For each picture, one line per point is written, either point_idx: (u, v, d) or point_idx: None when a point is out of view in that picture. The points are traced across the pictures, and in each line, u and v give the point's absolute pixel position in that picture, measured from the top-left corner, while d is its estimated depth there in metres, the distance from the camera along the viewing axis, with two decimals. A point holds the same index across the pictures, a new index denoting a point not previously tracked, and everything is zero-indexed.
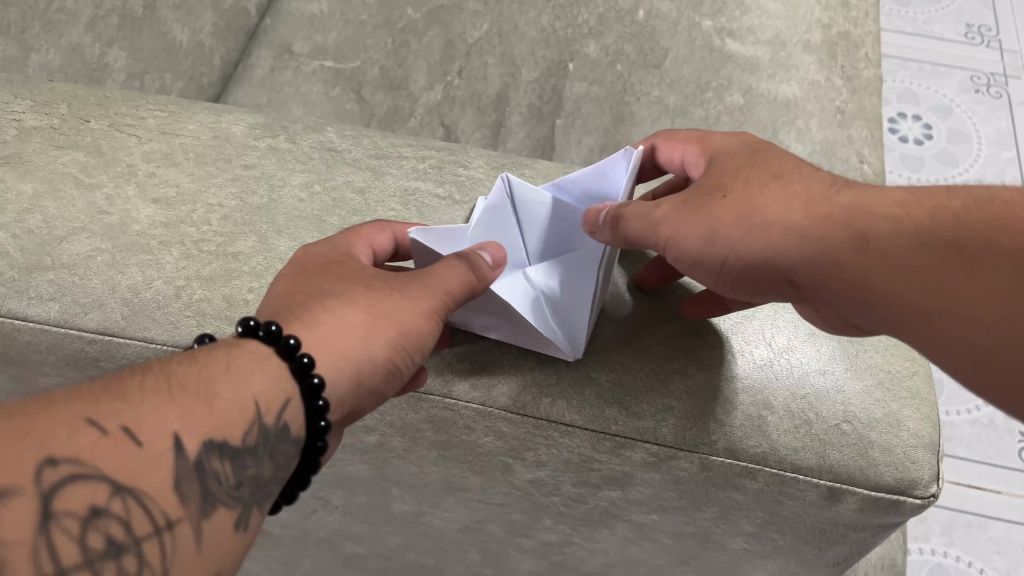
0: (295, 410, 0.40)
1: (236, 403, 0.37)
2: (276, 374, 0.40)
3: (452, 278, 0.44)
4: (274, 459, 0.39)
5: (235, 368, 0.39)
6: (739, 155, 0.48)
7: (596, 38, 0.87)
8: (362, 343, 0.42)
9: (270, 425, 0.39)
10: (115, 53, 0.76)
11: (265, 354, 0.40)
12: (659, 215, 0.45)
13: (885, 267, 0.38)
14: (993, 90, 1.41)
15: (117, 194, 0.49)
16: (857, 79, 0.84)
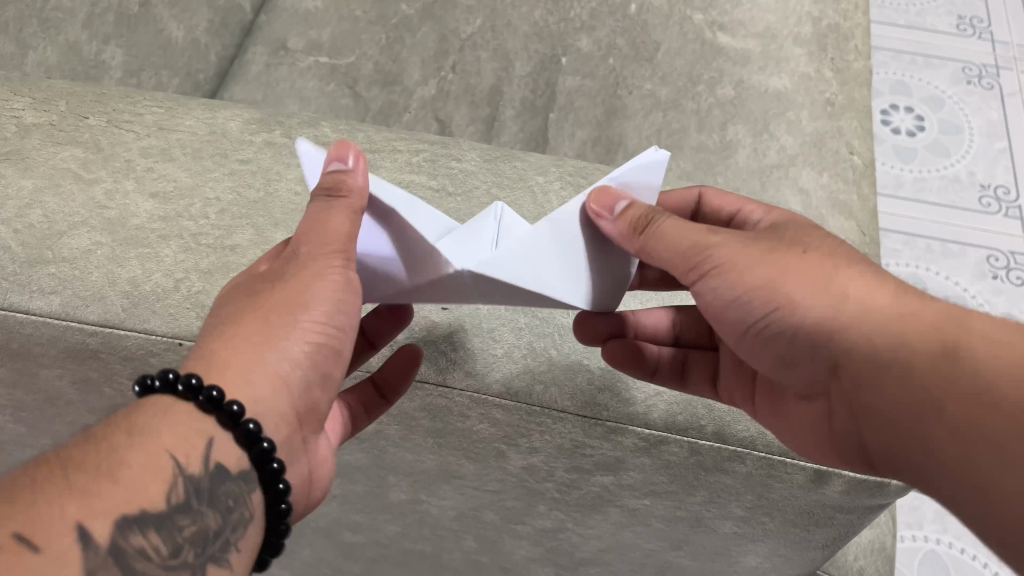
0: (223, 446, 0.39)
1: (147, 467, 0.36)
2: (186, 423, 0.39)
3: (339, 225, 0.43)
4: (221, 504, 0.38)
5: (141, 431, 0.37)
6: (828, 232, 0.47)
7: (588, 32, 0.88)
8: (272, 349, 0.41)
9: (198, 476, 0.38)
10: (111, 50, 0.75)
11: (170, 409, 0.39)
12: (714, 250, 0.45)
13: (925, 364, 0.37)
14: (985, 81, 1.42)
15: (116, 188, 0.49)
16: (847, 70, 0.86)
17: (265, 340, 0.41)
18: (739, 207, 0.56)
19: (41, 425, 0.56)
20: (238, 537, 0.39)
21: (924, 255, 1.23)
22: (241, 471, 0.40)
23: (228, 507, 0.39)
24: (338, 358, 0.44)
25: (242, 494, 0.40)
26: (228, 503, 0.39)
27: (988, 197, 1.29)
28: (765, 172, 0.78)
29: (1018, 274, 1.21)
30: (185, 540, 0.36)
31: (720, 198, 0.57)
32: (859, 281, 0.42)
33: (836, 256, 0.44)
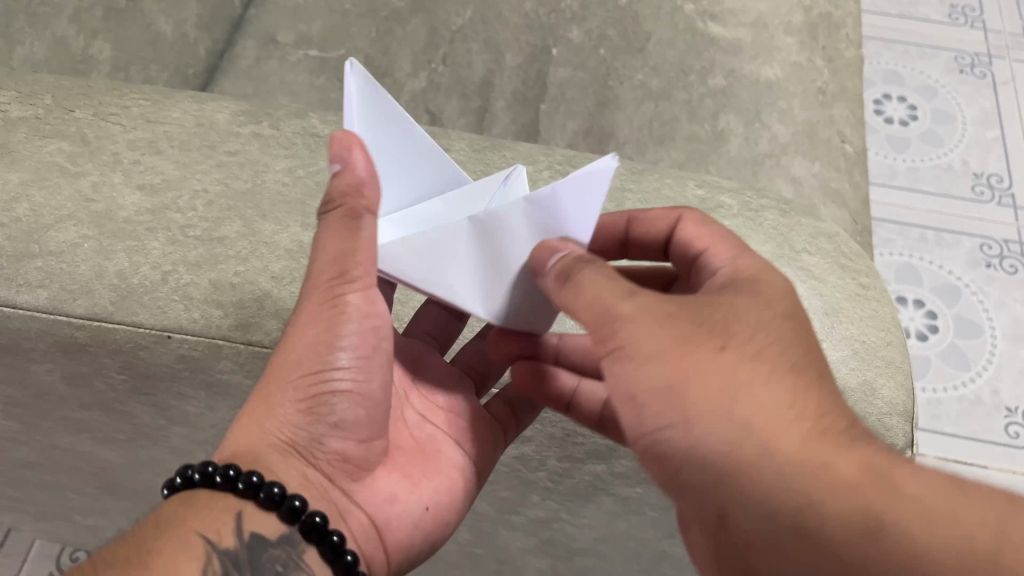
0: (254, 516, 0.42)
1: (177, 552, 0.39)
2: (214, 507, 0.42)
3: (332, 247, 0.43)
4: (267, 571, 0.41)
5: (169, 524, 0.40)
6: (752, 301, 0.41)
7: (579, 23, 0.87)
8: (279, 414, 0.45)
9: (233, 549, 0.40)
10: (99, 45, 0.74)
11: (195, 501, 0.42)
12: (626, 324, 0.40)
13: (839, 520, 0.33)
14: (978, 70, 1.42)
15: (103, 181, 0.49)
16: (838, 58, 0.86)
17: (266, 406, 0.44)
18: (704, 247, 0.48)
19: (34, 421, 0.56)
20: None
21: (918, 244, 1.23)
22: (280, 533, 0.43)
23: (276, 571, 0.41)
24: (357, 401, 0.46)
25: (289, 558, 0.42)
26: (275, 568, 0.41)
27: (982, 185, 1.29)
28: (757, 161, 0.78)
29: (1011, 262, 1.21)
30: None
31: (692, 232, 0.48)
32: (771, 394, 0.37)
33: (759, 358, 0.38)
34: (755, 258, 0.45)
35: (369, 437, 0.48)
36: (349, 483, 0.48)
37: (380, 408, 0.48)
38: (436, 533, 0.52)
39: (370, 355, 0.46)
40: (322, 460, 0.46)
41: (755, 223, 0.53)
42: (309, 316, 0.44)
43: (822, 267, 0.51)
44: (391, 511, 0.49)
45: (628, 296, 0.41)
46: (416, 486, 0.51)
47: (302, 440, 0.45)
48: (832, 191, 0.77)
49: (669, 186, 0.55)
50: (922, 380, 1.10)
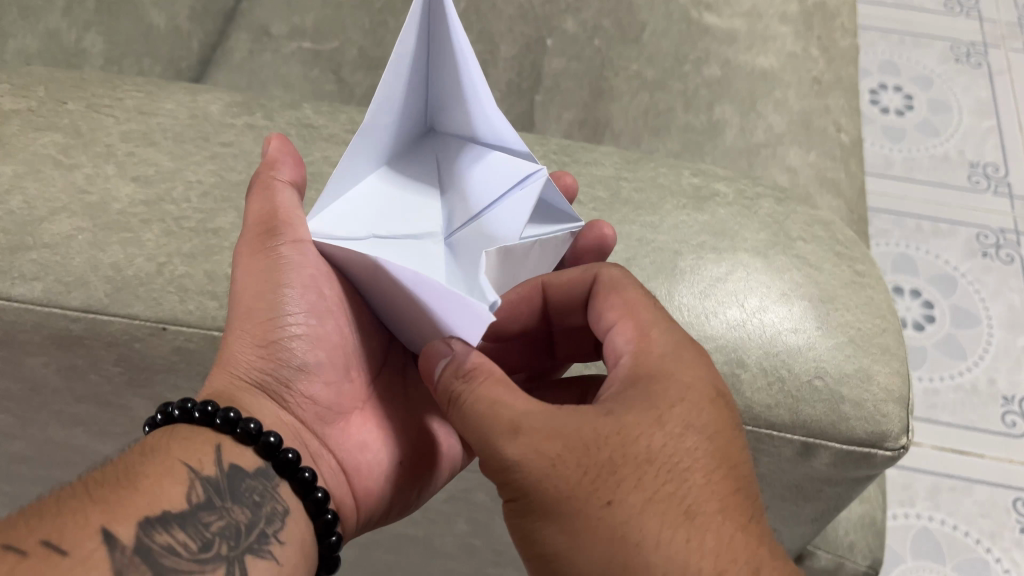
0: (232, 449, 0.43)
1: (162, 476, 0.40)
2: (195, 438, 0.43)
3: (260, 204, 0.46)
4: (246, 499, 0.42)
5: (155, 449, 0.41)
6: (647, 420, 0.41)
7: (574, 14, 0.87)
8: (241, 357, 0.46)
9: (214, 477, 0.41)
10: (92, 38, 0.73)
11: (177, 430, 0.43)
12: (518, 467, 0.39)
13: None
14: (974, 60, 1.42)
15: (97, 173, 0.49)
16: (834, 48, 0.86)
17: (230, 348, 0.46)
18: (613, 321, 0.46)
19: (29, 415, 0.56)
20: (274, 527, 0.42)
21: (914, 234, 1.23)
22: (257, 467, 0.44)
23: (254, 501, 0.42)
24: (315, 345, 0.48)
25: (265, 489, 0.43)
26: (254, 498, 0.42)
27: (978, 175, 1.29)
28: (752, 151, 0.78)
29: (1007, 252, 1.21)
30: (214, 535, 0.39)
31: (604, 303, 0.46)
32: (669, 545, 0.38)
33: (656, 501, 0.38)
34: (666, 336, 0.44)
35: (333, 380, 0.50)
36: (320, 427, 0.50)
37: (340, 351, 0.49)
38: (410, 484, 0.53)
39: (319, 299, 0.48)
40: (290, 402, 0.48)
41: (750, 212, 0.53)
42: (259, 268, 0.45)
43: (817, 254, 0.51)
44: (364, 458, 0.51)
45: (518, 432, 0.40)
46: (389, 436, 0.53)
47: (266, 380, 0.47)
48: (828, 180, 0.77)
49: (664, 175, 0.55)
50: (918, 369, 1.10)
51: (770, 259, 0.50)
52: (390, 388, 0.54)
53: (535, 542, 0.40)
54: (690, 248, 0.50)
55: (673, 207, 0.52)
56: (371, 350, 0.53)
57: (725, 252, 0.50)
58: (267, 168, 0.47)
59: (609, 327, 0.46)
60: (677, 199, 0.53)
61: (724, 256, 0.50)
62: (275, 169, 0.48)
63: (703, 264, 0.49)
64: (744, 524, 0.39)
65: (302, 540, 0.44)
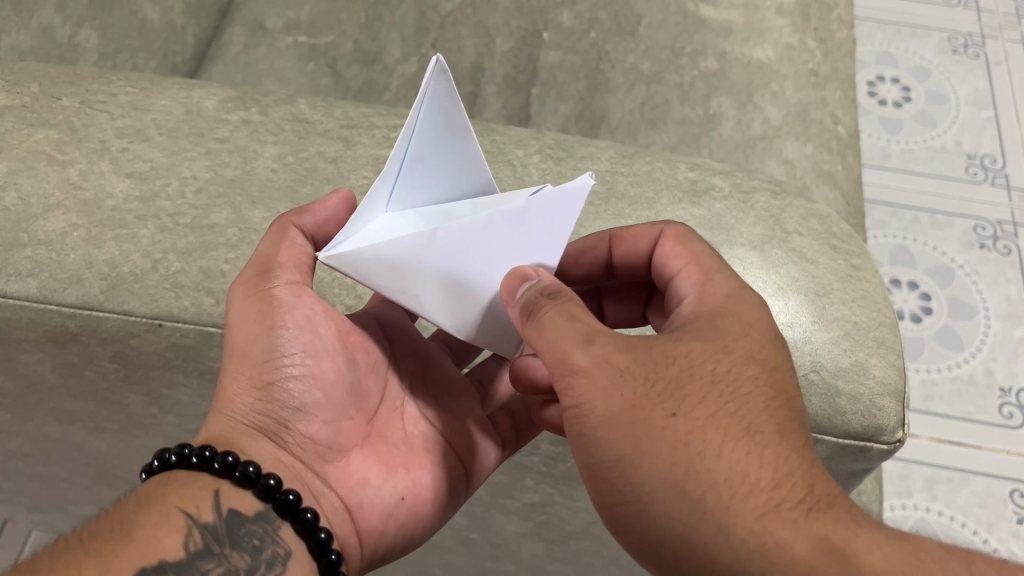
0: (230, 494, 0.43)
1: (158, 525, 0.40)
2: (193, 485, 0.42)
3: (271, 251, 0.46)
4: (245, 544, 0.42)
5: (153, 496, 0.41)
6: (710, 350, 0.42)
7: (570, 6, 0.87)
8: (237, 399, 0.46)
9: (212, 523, 0.41)
10: (85, 33, 0.73)
11: (176, 477, 0.43)
12: (583, 376, 0.41)
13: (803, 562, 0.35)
14: (971, 50, 1.42)
15: (91, 169, 0.49)
16: (830, 40, 0.86)
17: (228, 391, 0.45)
18: (678, 268, 0.48)
19: (26, 411, 0.56)
20: (276, 571, 0.42)
21: (911, 226, 1.23)
22: (256, 510, 0.43)
23: (254, 545, 0.42)
24: (312, 384, 0.48)
25: (266, 533, 0.43)
26: (254, 542, 0.42)
27: (976, 166, 1.29)
28: (749, 144, 0.78)
29: (1005, 243, 1.21)
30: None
31: (669, 251, 0.48)
32: (726, 457, 0.38)
33: (714, 419, 0.39)
34: (727, 281, 0.46)
35: (331, 419, 0.49)
36: (322, 466, 0.49)
37: (337, 390, 0.49)
38: (416, 522, 0.52)
39: (316, 339, 0.47)
40: (288, 442, 0.47)
41: (747, 205, 0.53)
42: (259, 315, 0.45)
43: (814, 248, 0.51)
44: (366, 495, 0.50)
45: (589, 342, 0.41)
46: (392, 474, 0.51)
47: (263, 423, 0.46)
48: (825, 172, 0.77)
49: (661, 168, 0.55)
50: (915, 361, 1.11)
51: (766, 253, 0.50)
52: (396, 425, 0.54)
53: (593, 457, 0.41)
54: None
55: (669, 202, 0.53)
56: (373, 390, 0.52)
57: (721, 246, 0.50)
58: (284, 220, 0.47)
59: (672, 276, 0.48)
60: (673, 193, 0.53)
61: (720, 251, 0.50)
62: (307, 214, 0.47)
63: None
64: (801, 448, 0.39)
65: None
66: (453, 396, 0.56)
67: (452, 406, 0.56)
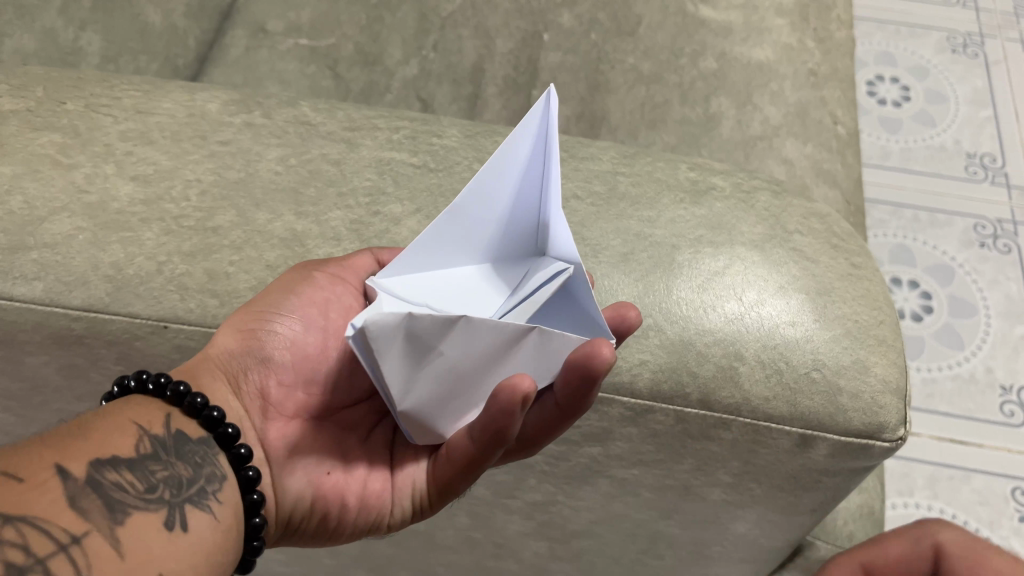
0: (178, 418, 0.45)
1: (113, 430, 0.41)
2: (145, 404, 0.44)
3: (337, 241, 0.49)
4: (190, 458, 0.43)
5: (107, 410, 0.43)
6: None
7: (569, 8, 0.87)
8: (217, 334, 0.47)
9: (163, 435, 0.43)
10: (88, 36, 0.75)
11: (127, 397, 0.44)
12: None
13: None
14: (969, 50, 1.42)
15: (95, 173, 0.49)
16: (829, 40, 0.86)
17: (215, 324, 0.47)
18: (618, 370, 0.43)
19: (30, 413, 0.56)
20: (215, 486, 0.43)
21: (911, 224, 1.24)
22: (200, 435, 0.45)
23: (197, 461, 0.44)
24: (291, 349, 0.49)
25: (209, 453, 0.44)
26: (196, 458, 0.44)
27: (975, 165, 1.29)
28: (749, 143, 0.78)
29: (1004, 242, 1.22)
30: (160, 482, 0.41)
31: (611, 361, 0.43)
32: None
33: None
34: None
35: (294, 388, 0.49)
36: (264, 423, 0.49)
37: (318, 367, 0.50)
38: (336, 505, 0.50)
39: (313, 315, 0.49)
40: (244, 389, 0.48)
41: (747, 204, 0.53)
42: (280, 279, 0.47)
43: (815, 248, 0.51)
44: (294, 459, 0.49)
45: None
46: (335, 455, 0.50)
47: (230, 366, 0.47)
48: (825, 171, 0.77)
49: (661, 169, 0.55)
50: (915, 359, 1.11)
51: (767, 252, 0.50)
52: (368, 424, 0.53)
53: None
54: (688, 242, 0.50)
55: (670, 201, 0.53)
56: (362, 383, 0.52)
57: (722, 246, 0.50)
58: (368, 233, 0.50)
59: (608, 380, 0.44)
60: (673, 193, 0.53)
61: (721, 250, 0.50)
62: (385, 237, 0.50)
63: (699, 259, 0.49)
64: None
65: (238, 507, 0.44)
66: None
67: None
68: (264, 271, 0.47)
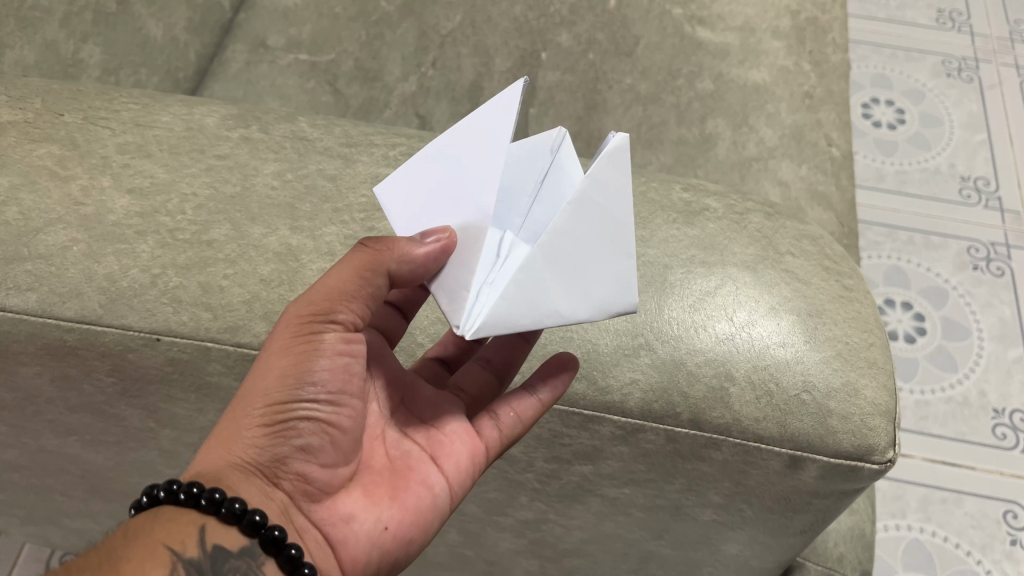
0: (216, 529, 0.43)
1: (144, 559, 0.40)
2: (178, 518, 0.43)
3: (338, 281, 0.44)
4: None
5: (139, 533, 0.42)
6: None
7: (569, 27, 0.88)
8: (243, 435, 0.45)
9: (197, 559, 0.42)
10: (89, 49, 0.74)
11: (158, 509, 0.43)
12: None
13: None
14: (965, 74, 1.43)
15: (92, 184, 0.49)
16: (825, 63, 0.87)
17: (240, 427, 0.45)
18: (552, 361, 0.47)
19: (22, 424, 0.56)
20: None
21: (905, 247, 1.24)
22: (240, 546, 0.43)
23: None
24: (324, 427, 0.47)
25: (250, 568, 0.43)
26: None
27: (969, 188, 1.30)
28: (744, 165, 0.79)
29: (998, 265, 1.22)
30: None
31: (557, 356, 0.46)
32: None
33: None
34: None
35: (331, 460, 0.48)
36: (311, 503, 0.48)
37: (347, 431, 0.48)
38: (401, 549, 0.51)
39: (342, 384, 0.47)
40: (280, 477, 0.47)
41: (740, 226, 0.54)
42: (286, 351, 0.44)
43: (806, 270, 0.51)
44: (350, 530, 0.49)
45: None
46: (382, 505, 0.50)
47: (259, 459, 0.46)
48: (819, 193, 0.79)
49: (655, 189, 0.56)
50: (908, 381, 1.11)
51: (759, 273, 0.50)
52: (382, 445, 0.52)
53: None
54: (680, 262, 0.50)
55: (664, 221, 0.53)
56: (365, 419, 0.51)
57: (714, 266, 0.50)
58: (381, 259, 0.44)
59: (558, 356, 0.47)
60: (667, 214, 0.53)
61: (714, 271, 0.50)
62: (402, 259, 0.43)
63: (692, 278, 0.49)
64: None
65: None
66: (438, 413, 0.55)
67: (439, 422, 0.54)
68: (258, 284, 0.47)
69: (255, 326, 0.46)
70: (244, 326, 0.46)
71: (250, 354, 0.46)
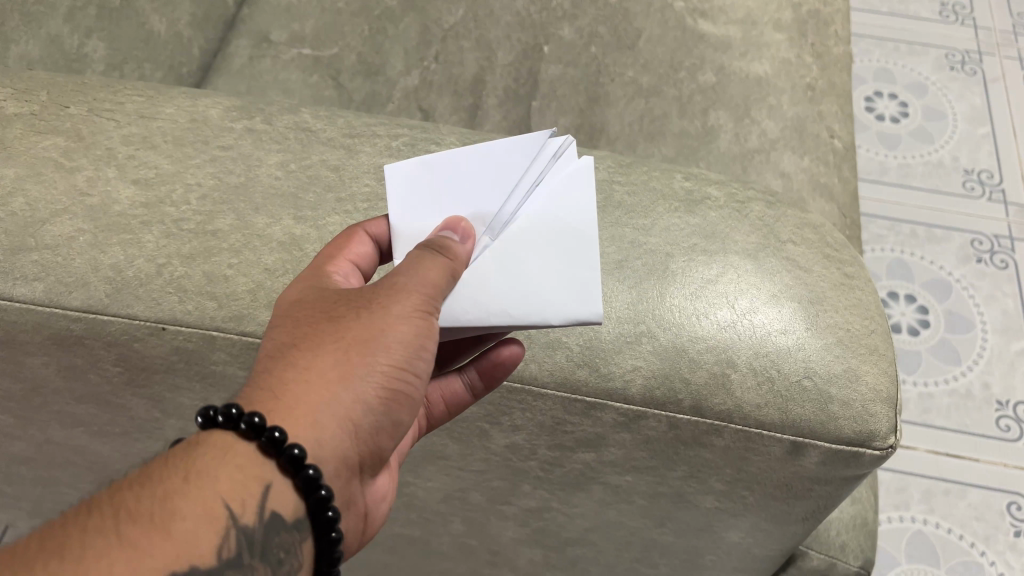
0: (280, 492, 0.41)
1: (200, 519, 0.38)
2: (246, 467, 0.41)
3: (433, 275, 0.45)
4: (271, 557, 0.41)
5: (199, 477, 0.39)
6: None
7: (570, 21, 0.88)
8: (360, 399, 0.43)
9: (251, 527, 0.40)
10: (93, 43, 0.75)
11: (229, 446, 0.41)
12: None
13: None
14: (968, 67, 1.43)
15: (98, 176, 0.49)
16: (827, 55, 0.87)
17: (350, 377, 0.43)
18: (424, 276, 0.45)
19: (29, 415, 0.57)
20: None
21: (908, 240, 1.24)
22: (296, 516, 0.42)
23: (278, 558, 0.41)
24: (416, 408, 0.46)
25: (293, 544, 0.42)
26: (279, 554, 0.41)
27: (973, 181, 1.30)
28: (746, 157, 0.79)
29: (1002, 257, 1.22)
30: None
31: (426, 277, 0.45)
32: None
33: None
34: None
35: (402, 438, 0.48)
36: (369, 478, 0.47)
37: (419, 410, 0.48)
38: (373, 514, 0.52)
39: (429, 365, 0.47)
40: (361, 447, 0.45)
41: (741, 214, 0.54)
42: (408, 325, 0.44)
43: (806, 257, 0.52)
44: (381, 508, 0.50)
45: None
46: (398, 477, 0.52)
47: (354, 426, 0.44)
48: (821, 185, 0.79)
49: (656, 178, 0.56)
50: (910, 374, 1.11)
51: (760, 261, 0.51)
52: None
53: None
54: (681, 250, 0.50)
55: (665, 210, 0.53)
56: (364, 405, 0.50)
57: (715, 254, 0.51)
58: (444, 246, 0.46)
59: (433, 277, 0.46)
60: (668, 203, 0.53)
61: (715, 259, 0.50)
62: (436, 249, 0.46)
63: (693, 266, 0.50)
64: None
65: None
66: None
67: None
68: (262, 273, 0.47)
69: (259, 315, 0.46)
70: (249, 314, 0.46)
71: (255, 342, 0.47)
